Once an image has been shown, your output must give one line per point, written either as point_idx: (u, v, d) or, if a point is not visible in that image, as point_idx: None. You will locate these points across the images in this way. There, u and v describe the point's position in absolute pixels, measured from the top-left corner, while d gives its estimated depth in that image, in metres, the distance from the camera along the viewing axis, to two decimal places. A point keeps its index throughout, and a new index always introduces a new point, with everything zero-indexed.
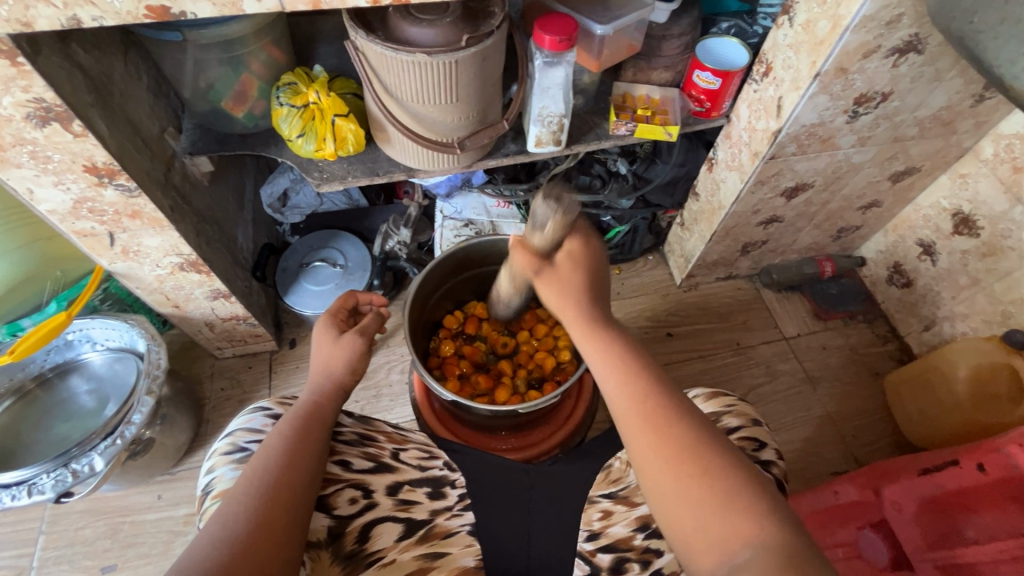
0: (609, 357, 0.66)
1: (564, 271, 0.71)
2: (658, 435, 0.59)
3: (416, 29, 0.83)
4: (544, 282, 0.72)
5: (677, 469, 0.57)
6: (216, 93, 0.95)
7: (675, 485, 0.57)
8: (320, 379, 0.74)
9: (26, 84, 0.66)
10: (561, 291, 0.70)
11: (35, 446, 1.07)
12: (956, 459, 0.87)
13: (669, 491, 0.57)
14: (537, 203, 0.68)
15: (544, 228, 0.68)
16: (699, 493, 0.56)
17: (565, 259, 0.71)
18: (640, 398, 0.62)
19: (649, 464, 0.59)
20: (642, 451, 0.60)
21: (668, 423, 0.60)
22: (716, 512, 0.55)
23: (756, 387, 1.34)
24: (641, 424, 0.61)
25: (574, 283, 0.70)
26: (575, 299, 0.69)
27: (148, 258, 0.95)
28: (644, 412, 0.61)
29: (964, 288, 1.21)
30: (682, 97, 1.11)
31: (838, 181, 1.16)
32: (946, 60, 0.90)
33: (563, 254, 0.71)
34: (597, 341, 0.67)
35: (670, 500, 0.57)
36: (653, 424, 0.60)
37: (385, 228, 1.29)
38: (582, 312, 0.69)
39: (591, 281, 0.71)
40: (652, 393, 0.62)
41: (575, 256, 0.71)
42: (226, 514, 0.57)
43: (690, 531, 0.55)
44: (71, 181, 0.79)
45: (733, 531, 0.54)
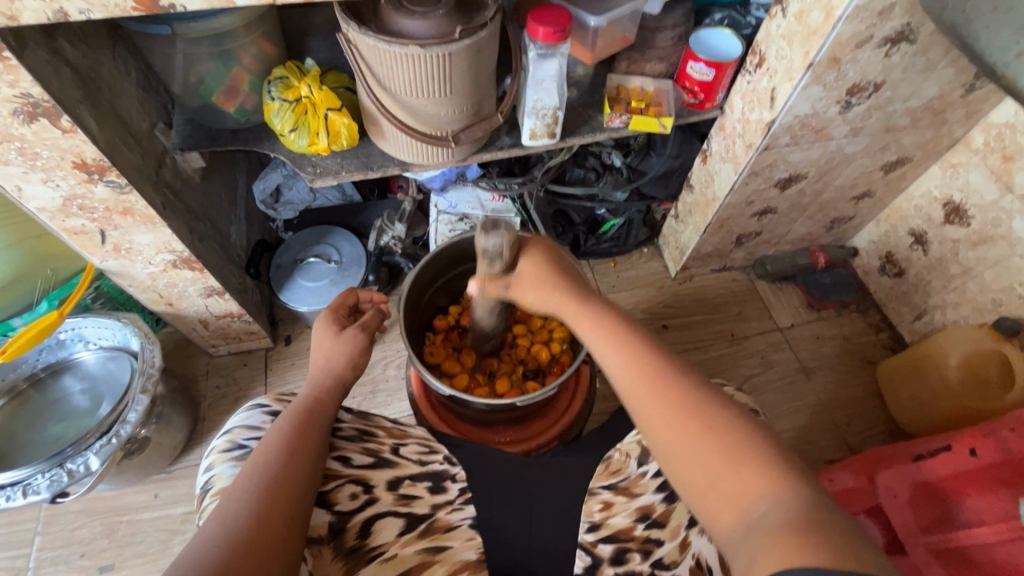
0: (612, 334, 0.68)
1: (533, 274, 0.75)
2: (669, 402, 0.61)
3: (409, 21, 0.82)
4: (519, 289, 0.76)
5: (690, 432, 0.59)
6: (206, 87, 0.94)
7: (686, 447, 0.59)
8: (319, 374, 0.74)
9: (13, 79, 0.65)
10: (539, 295, 0.75)
11: (28, 447, 1.06)
12: (949, 444, 0.87)
13: (682, 453, 0.59)
14: (481, 240, 0.70)
15: (500, 257, 0.71)
16: (713, 454, 0.57)
17: (529, 264, 0.76)
18: (650, 368, 0.64)
19: (662, 430, 0.61)
20: (654, 419, 0.62)
21: (677, 389, 0.62)
22: (731, 468, 0.56)
23: (751, 377, 1.35)
24: (652, 392, 0.62)
25: (546, 284, 0.74)
26: (551, 289, 0.74)
27: (140, 255, 0.94)
28: (652, 380, 0.63)
29: (956, 277, 1.22)
30: (676, 89, 1.11)
31: (831, 172, 1.16)
32: (938, 50, 0.91)
33: (523, 262, 0.76)
34: (598, 323, 0.70)
35: (687, 460, 0.58)
36: (661, 391, 0.62)
37: (379, 223, 1.28)
38: (569, 296, 0.73)
39: (564, 280, 0.75)
40: (660, 368, 0.64)
41: (538, 262, 0.76)
42: (226, 511, 0.57)
43: (705, 491, 0.56)
44: (60, 178, 0.78)
45: (748, 488, 0.54)
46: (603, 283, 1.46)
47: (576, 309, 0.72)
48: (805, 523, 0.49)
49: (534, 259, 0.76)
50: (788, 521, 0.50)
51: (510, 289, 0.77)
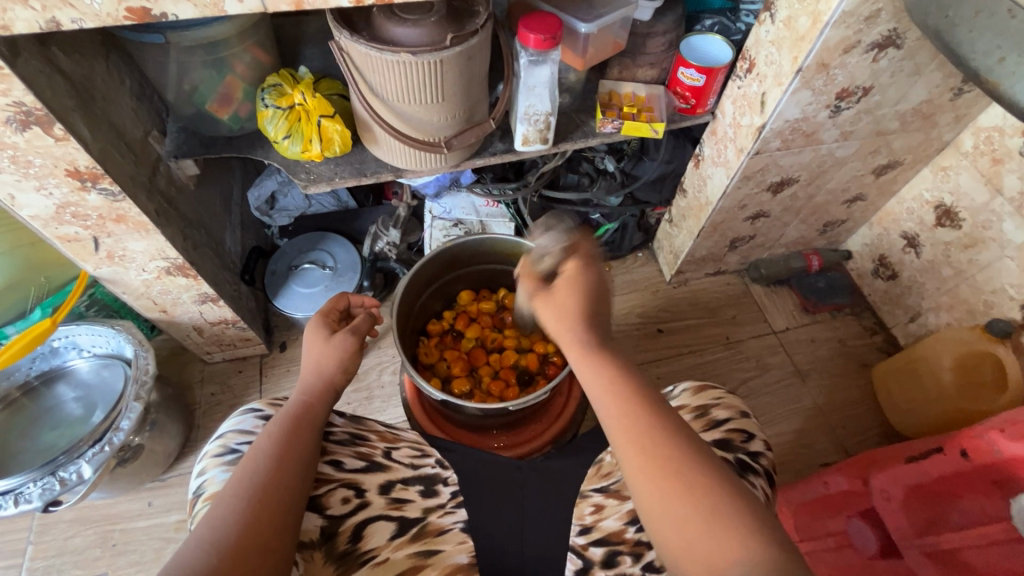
0: (603, 380, 0.65)
1: (562, 294, 0.71)
2: (653, 455, 0.59)
3: (400, 29, 0.83)
4: (543, 303, 0.72)
5: (668, 490, 0.57)
6: (200, 95, 0.95)
7: (663, 505, 0.57)
8: (310, 379, 0.74)
9: (6, 87, 0.65)
10: (559, 315, 0.70)
11: (21, 455, 1.06)
12: (941, 446, 0.87)
13: (660, 508, 0.57)
14: (539, 239, 0.82)
15: (550, 252, 0.77)
16: (689, 512, 0.55)
17: (564, 284, 0.72)
18: (635, 418, 0.61)
19: (641, 482, 0.58)
20: (635, 471, 0.59)
21: (661, 443, 0.59)
22: (708, 529, 0.54)
23: (746, 380, 1.35)
24: (639, 443, 0.60)
25: (568, 307, 0.70)
26: (573, 321, 0.69)
27: (134, 262, 0.94)
28: (639, 430, 0.60)
29: (948, 279, 1.23)
30: (668, 94, 1.12)
31: (823, 176, 1.17)
32: (925, 55, 0.92)
33: (563, 281, 0.72)
34: (594, 368, 0.66)
35: (662, 515, 0.57)
36: (644, 441, 0.60)
37: (374, 229, 1.29)
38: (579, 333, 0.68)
39: (589, 307, 0.70)
40: (648, 415, 0.62)
41: (572, 278, 0.72)
42: (215, 517, 0.57)
43: (680, 548, 0.55)
44: (53, 186, 0.78)
45: (721, 553, 0.53)
46: None
47: (577, 345, 0.68)
48: None
49: (570, 278, 0.72)
50: None
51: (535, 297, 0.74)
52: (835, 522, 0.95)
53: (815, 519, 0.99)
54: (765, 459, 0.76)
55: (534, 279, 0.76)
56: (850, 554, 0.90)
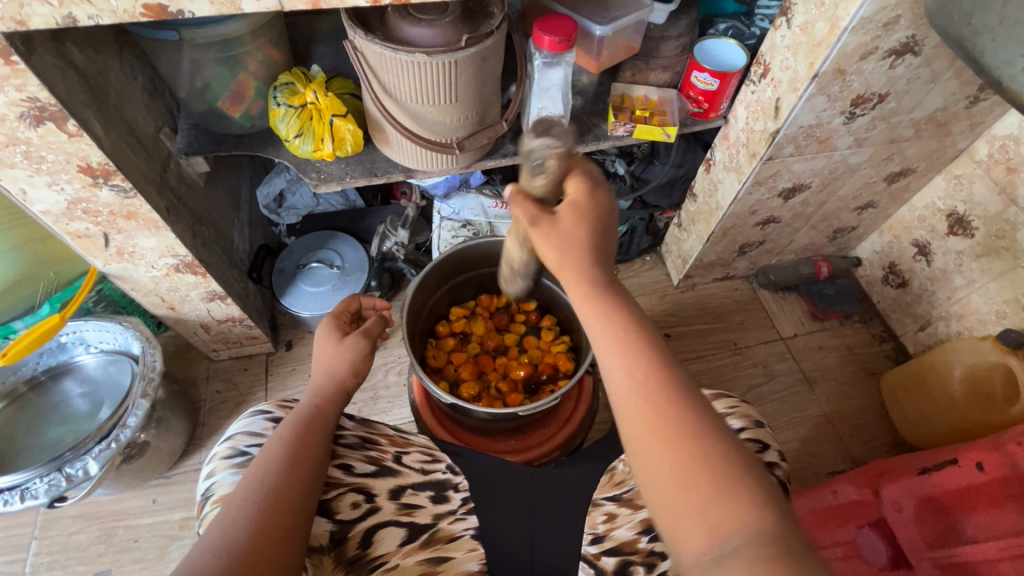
0: (604, 324, 0.59)
1: (564, 222, 0.63)
2: (656, 412, 0.53)
3: (415, 29, 0.82)
4: (541, 232, 0.63)
5: (675, 449, 0.52)
6: (212, 93, 0.94)
7: (663, 459, 0.52)
8: (322, 381, 0.73)
9: (20, 83, 0.65)
10: (561, 244, 0.62)
11: (27, 450, 1.06)
12: (955, 458, 0.87)
13: (658, 466, 0.52)
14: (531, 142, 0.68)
15: (544, 168, 0.66)
16: (695, 474, 0.50)
17: (567, 210, 0.64)
18: (641, 372, 0.55)
19: (640, 439, 0.53)
20: (635, 425, 0.54)
21: (663, 393, 0.54)
22: (713, 492, 0.49)
23: (754, 387, 1.34)
24: (639, 397, 0.54)
25: (573, 242, 0.62)
26: (575, 252, 0.62)
27: (143, 259, 0.94)
28: (640, 379, 0.55)
29: (959, 288, 1.22)
30: (680, 98, 1.11)
31: (835, 182, 1.17)
32: (943, 62, 0.91)
33: (564, 208, 0.64)
34: (597, 310, 0.60)
35: (660, 472, 0.52)
36: (651, 396, 0.54)
37: (382, 228, 1.27)
38: (585, 266, 0.62)
39: (595, 237, 0.63)
40: (657, 367, 0.56)
41: (577, 207, 0.64)
42: (225, 520, 0.57)
43: (682, 511, 0.50)
44: (65, 182, 0.78)
45: (726, 518, 0.48)
46: None
47: (580, 284, 0.61)
48: (788, 565, 0.44)
49: (575, 203, 0.64)
50: (766, 558, 0.45)
51: (534, 225, 0.64)
52: (843, 531, 0.93)
53: (821, 528, 0.97)
54: (780, 469, 0.75)
55: (524, 201, 0.65)
56: (858, 565, 0.88)
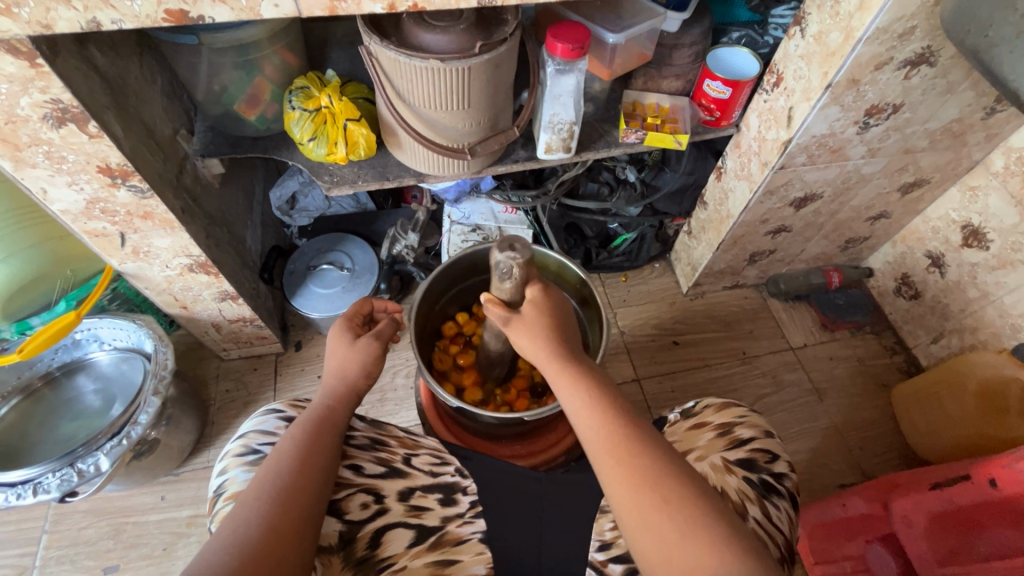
0: (584, 396, 0.66)
1: (530, 316, 0.71)
2: (640, 478, 0.59)
3: (430, 36, 0.83)
4: (516, 329, 0.71)
5: (653, 509, 0.58)
6: (229, 96, 0.96)
7: (650, 524, 0.57)
8: (333, 383, 0.74)
9: (45, 85, 0.67)
10: (532, 337, 0.70)
11: (40, 445, 1.07)
12: (968, 473, 0.84)
13: (646, 529, 0.57)
14: (495, 255, 0.68)
15: (510, 276, 0.69)
16: (675, 530, 0.56)
17: (530, 307, 0.71)
18: (613, 438, 0.62)
19: (627, 503, 0.59)
20: (620, 490, 0.60)
21: (645, 459, 0.60)
22: (695, 549, 0.55)
23: (763, 397, 1.33)
24: (622, 462, 0.60)
25: (540, 330, 0.70)
26: (544, 342, 0.70)
27: (158, 259, 0.96)
28: (622, 443, 0.62)
29: (973, 301, 1.21)
30: (692, 106, 1.11)
31: (847, 192, 1.16)
32: (959, 72, 0.90)
33: (527, 303, 0.72)
34: (576, 384, 0.67)
35: (648, 534, 0.57)
36: (628, 460, 0.60)
37: (393, 232, 1.29)
38: (555, 350, 0.69)
39: (559, 323, 0.72)
40: (629, 434, 0.62)
41: (539, 302, 0.72)
42: (238, 518, 0.57)
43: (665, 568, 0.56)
44: (85, 182, 0.79)
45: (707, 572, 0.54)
46: (614, 298, 1.45)
47: (556, 368, 0.69)
48: None
49: (536, 301, 0.72)
50: None
51: (508, 323, 0.72)
52: (851, 545, 0.95)
53: (830, 540, 0.99)
54: (789, 480, 0.74)
55: (497, 303, 0.73)
56: None
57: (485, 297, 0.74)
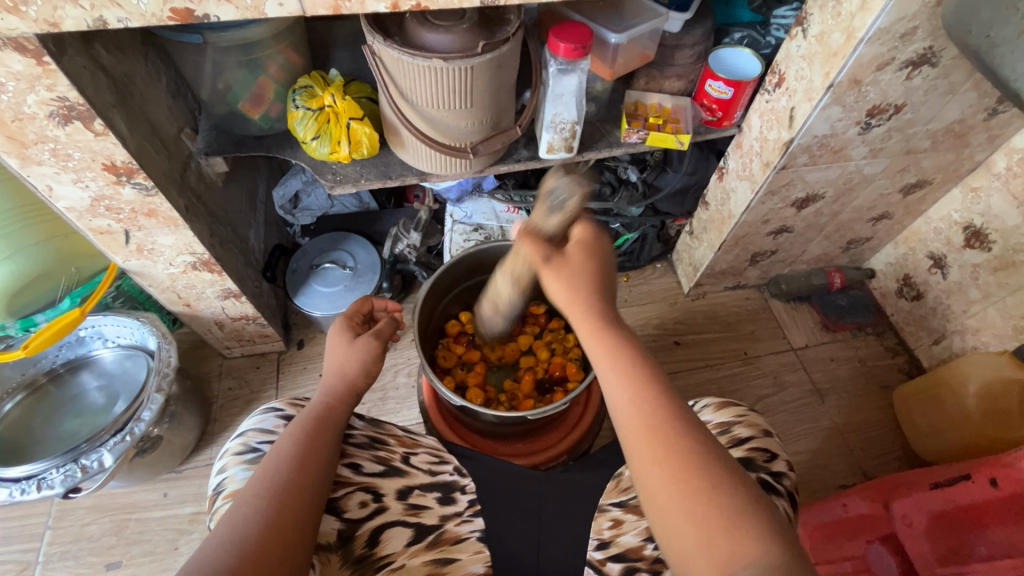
0: (616, 361, 0.64)
1: (575, 261, 0.70)
2: (666, 450, 0.58)
3: (432, 35, 0.84)
4: (554, 270, 0.70)
5: (683, 486, 0.56)
6: (233, 95, 0.96)
7: (676, 496, 0.56)
8: (333, 381, 0.74)
9: (51, 83, 0.67)
10: (572, 280, 0.69)
11: (44, 441, 1.08)
12: (967, 473, 0.85)
13: (669, 501, 0.56)
14: (552, 182, 0.72)
15: (563, 208, 0.71)
16: (703, 508, 0.55)
17: (575, 250, 0.71)
18: (646, 411, 0.60)
19: (652, 475, 0.58)
20: (646, 461, 0.59)
21: (672, 431, 0.59)
22: (721, 525, 0.54)
23: (764, 397, 1.33)
24: (648, 435, 0.59)
25: (582, 274, 0.69)
26: (582, 291, 0.68)
27: (162, 256, 0.96)
28: (649, 414, 0.60)
29: (975, 302, 1.21)
30: (694, 106, 1.11)
31: (849, 193, 1.16)
32: (960, 73, 0.90)
33: (572, 247, 0.71)
34: (607, 347, 0.65)
35: (671, 507, 0.56)
36: (655, 431, 0.59)
37: (396, 231, 1.30)
38: (594, 302, 0.68)
39: (599, 276, 0.70)
40: (659, 403, 0.61)
41: (585, 247, 0.71)
42: (236, 516, 0.57)
43: (692, 547, 0.54)
44: (90, 179, 0.80)
45: (734, 551, 0.52)
46: (615, 298, 1.45)
47: (591, 325, 0.67)
48: None
49: (583, 244, 0.71)
50: None
51: (547, 264, 0.71)
52: (852, 545, 0.94)
53: (829, 542, 0.99)
54: (788, 479, 0.74)
55: (536, 242, 0.72)
56: None
57: (524, 236, 0.73)
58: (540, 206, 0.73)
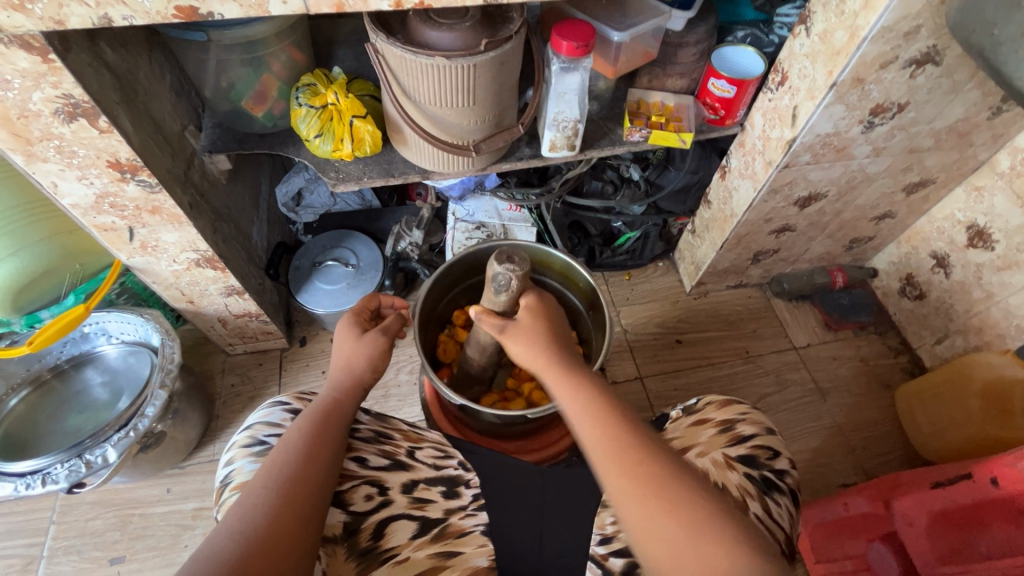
0: (581, 400, 0.66)
1: (526, 323, 0.73)
2: (643, 483, 0.59)
3: (435, 33, 0.84)
4: (511, 336, 0.73)
5: (658, 510, 0.58)
6: (237, 92, 0.97)
7: (659, 528, 0.57)
8: (340, 376, 0.75)
9: (56, 80, 0.68)
10: (530, 344, 0.71)
11: (49, 437, 1.09)
12: (970, 471, 0.84)
13: (653, 536, 0.57)
14: (493, 266, 0.71)
15: (507, 288, 0.72)
16: (677, 530, 0.57)
17: (525, 314, 0.74)
18: (614, 441, 0.62)
19: (633, 509, 0.59)
20: (625, 497, 0.60)
21: (646, 462, 0.61)
22: (704, 552, 0.55)
23: (765, 396, 1.33)
24: (622, 468, 0.61)
25: (539, 336, 0.72)
26: (542, 346, 0.71)
27: (165, 253, 0.97)
28: (622, 446, 0.62)
29: (978, 301, 1.20)
30: (697, 104, 1.11)
31: (852, 192, 1.16)
32: (964, 72, 0.89)
33: (523, 311, 0.74)
34: (570, 388, 0.68)
35: (656, 539, 0.57)
36: (629, 463, 0.61)
37: (397, 229, 1.30)
38: (552, 353, 0.70)
39: (554, 331, 0.74)
40: (629, 435, 0.63)
41: (534, 309, 0.74)
42: (243, 507, 0.58)
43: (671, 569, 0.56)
44: (94, 176, 0.80)
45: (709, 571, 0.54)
46: (616, 296, 1.45)
47: (553, 375, 0.69)
48: None
49: (533, 306, 0.75)
50: None
51: (503, 332, 0.74)
52: (853, 544, 0.95)
53: (831, 539, 1.00)
54: (790, 477, 0.75)
55: (491, 314, 0.74)
56: None
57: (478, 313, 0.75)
58: (487, 287, 0.73)
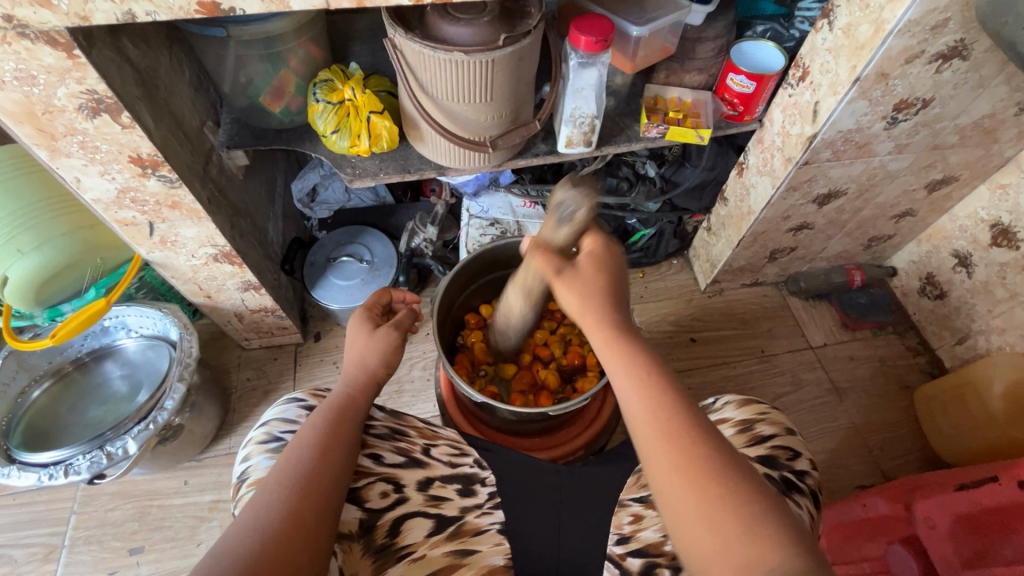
0: (628, 370, 0.64)
1: (586, 271, 0.68)
2: (682, 458, 0.57)
3: (453, 28, 0.83)
4: (566, 282, 0.68)
5: (699, 491, 0.56)
6: (255, 88, 0.97)
7: (696, 506, 0.55)
8: (354, 372, 0.75)
9: (81, 76, 0.68)
10: (585, 292, 0.67)
11: (71, 428, 1.11)
12: (996, 475, 0.83)
13: (687, 513, 0.55)
14: (557, 194, 0.67)
15: (571, 219, 0.67)
16: (719, 514, 0.54)
17: (588, 260, 0.69)
18: (663, 416, 0.60)
19: (669, 483, 0.57)
20: (661, 472, 0.58)
21: (687, 440, 0.58)
22: (741, 531, 0.53)
23: (781, 396, 1.32)
24: (661, 444, 0.59)
25: (595, 285, 0.67)
26: (599, 296, 0.67)
27: (184, 248, 0.98)
28: (661, 420, 0.60)
29: (1001, 301, 1.18)
30: (715, 100, 1.10)
31: (872, 189, 1.14)
32: (992, 66, 0.87)
33: (585, 258, 0.69)
34: (621, 359, 0.65)
35: (689, 516, 0.55)
36: (671, 435, 0.59)
37: (412, 225, 1.30)
38: (605, 309, 0.67)
39: (613, 289, 0.69)
40: (673, 411, 0.60)
41: (597, 256, 0.69)
42: (259, 503, 0.58)
43: (707, 553, 0.54)
44: (116, 171, 0.81)
45: (757, 557, 0.51)
46: (630, 294, 1.44)
47: (604, 336, 0.67)
48: None
49: (595, 254, 0.69)
50: None
51: (558, 276, 0.69)
52: (872, 546, 0.93)
53: (850, 542, 0.97)
54: (811, 477, 0.74)
55: (546, 258, 0.70)
56: None
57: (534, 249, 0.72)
58: (548, 216, 0.69)
